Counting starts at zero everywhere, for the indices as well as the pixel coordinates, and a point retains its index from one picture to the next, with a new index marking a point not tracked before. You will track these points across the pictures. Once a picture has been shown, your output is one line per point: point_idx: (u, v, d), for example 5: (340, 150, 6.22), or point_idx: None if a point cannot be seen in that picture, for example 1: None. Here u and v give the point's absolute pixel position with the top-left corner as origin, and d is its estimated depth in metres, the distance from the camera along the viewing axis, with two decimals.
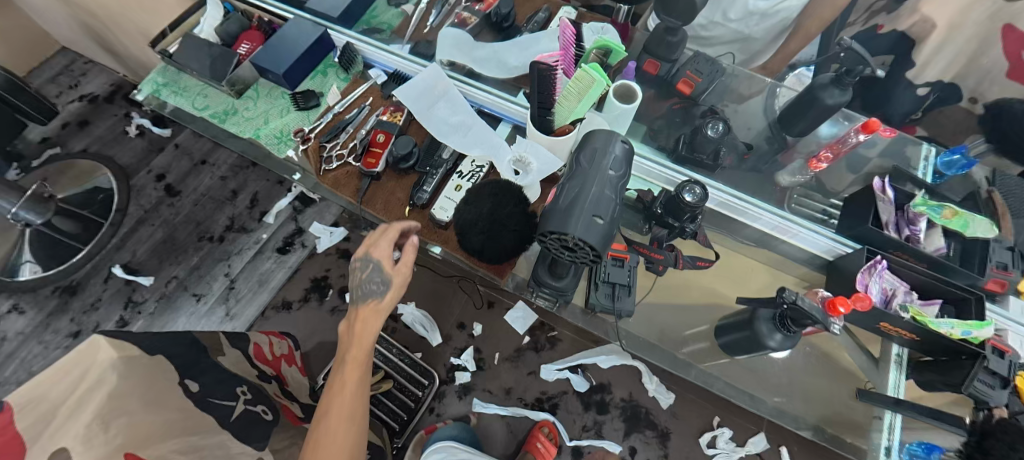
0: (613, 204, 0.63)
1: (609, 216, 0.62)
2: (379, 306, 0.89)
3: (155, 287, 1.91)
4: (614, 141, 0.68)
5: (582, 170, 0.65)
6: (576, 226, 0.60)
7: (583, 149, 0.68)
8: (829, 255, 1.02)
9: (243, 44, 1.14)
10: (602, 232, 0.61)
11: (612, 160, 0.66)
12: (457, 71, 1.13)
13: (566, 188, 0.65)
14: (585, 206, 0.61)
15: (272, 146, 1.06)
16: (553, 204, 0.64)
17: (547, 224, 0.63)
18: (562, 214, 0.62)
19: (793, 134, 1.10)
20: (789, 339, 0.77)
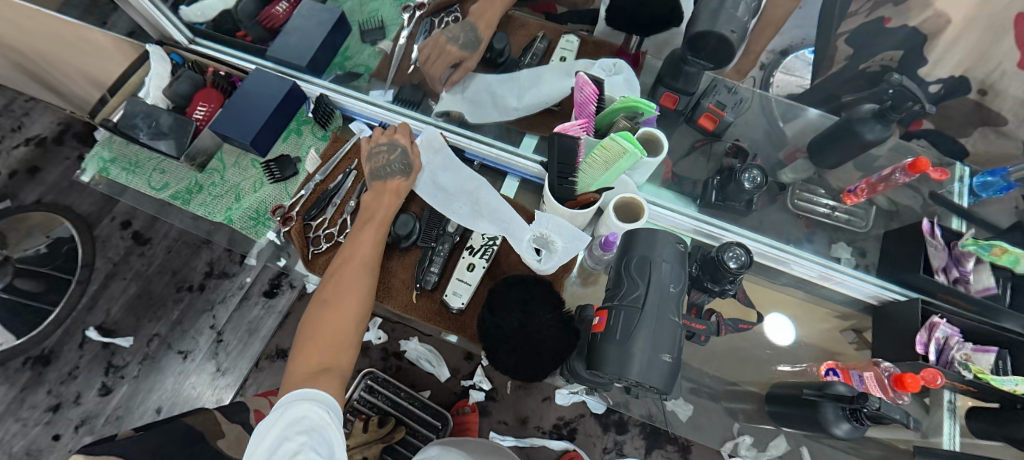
0: (677, 330, 0.56)
1: (674, 349, 0.56)
2: (401, 186, 0.87)
3: (138, 348, 1.48)
4: (666, 244, 0.60)
5: (638, 289, 0.57)
6: (636, 371, 0.54)
7: (632, 258, 0.60)
8: (873, 300, 0.97)
9: (198, 107, 1.02)
10: (670, 371, 0.55)
11: (667, 270, 0.59)
12: (451, 121, 1.00)
13: (620, 315, 0.57)
14: (645, 343, 0.54)
15: (248, 230, 0.96)
16: (609, 336, 0.56)
17: (601, 360, 0.56)
18: (623, 354, 0.54)
19: (825, 164, 1.04)
20: (856, 428, 0.72)
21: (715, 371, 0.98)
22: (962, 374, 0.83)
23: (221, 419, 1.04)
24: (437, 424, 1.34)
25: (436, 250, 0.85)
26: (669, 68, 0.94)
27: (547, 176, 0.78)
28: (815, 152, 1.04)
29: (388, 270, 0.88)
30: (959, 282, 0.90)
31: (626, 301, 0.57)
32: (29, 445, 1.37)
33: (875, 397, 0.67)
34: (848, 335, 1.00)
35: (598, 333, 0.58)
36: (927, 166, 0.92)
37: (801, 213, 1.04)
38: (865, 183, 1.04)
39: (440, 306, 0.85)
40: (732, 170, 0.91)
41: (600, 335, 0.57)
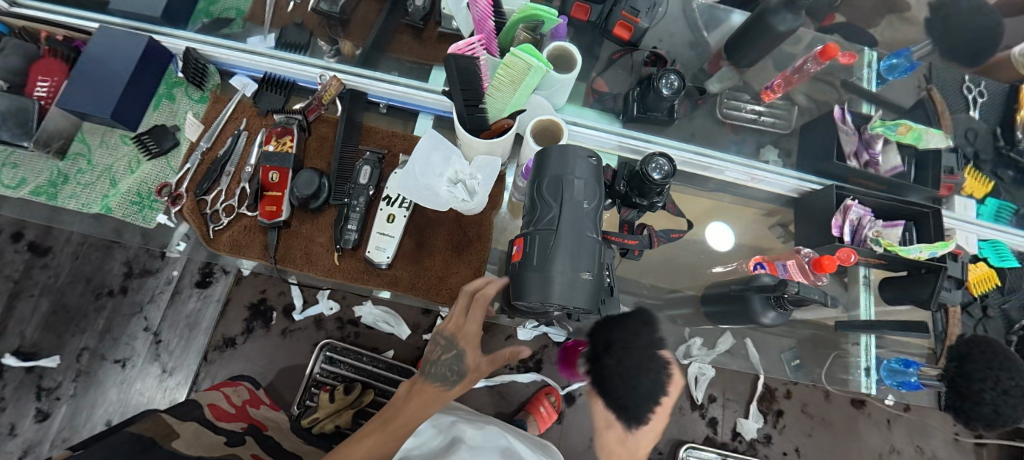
0: (595, 246, 0.55)
1: (594, 265, 0.55)
2: (283, 188, 0.78)
3: (67, 366, 1.35)
4: (577, 159, 0.57)
5: (551, 211, 0.55)
6: (557, 292, 0.52)
7: (545, 180, 0.57)
8: (793, 193, 1.00)
9: (39, 81, 0.85)
10: (591, 287, 0.54)
11: (581, 187, 0.56)
12: (347, 62, 0.89)
13: (536, 241, 0.55)
14: (563, 263, 0.53)
15: (133, 217, 0.82)
16: (528, 263, 0.54)
17: (523, 288, 0.55)
18: (541, 279, 0.53)
19: (744, 62, 1.01)
20: (780, 314, 0.76)
21: (654, 281, 0.99)
22: (875, 249, 0.88)
23: (174, 420, 0.96)
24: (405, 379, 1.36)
25: (350, 206, 0.79)
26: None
27: (454, 107, 0.70)
28: (731, 51, 1.00)
29: (306, 237, 0.81)
30: (870, 165, 0.94)
31: (541, 226, 0.55)
32: None
33: (793, 282, 0.69)
34: (775, 230, 1.03)
35: (519, 263, 0.56)
36: (836, 51, 0.90)
37: (728, 121, 1.03)
38: (781, 78, 1.02)
39: (366, 268, 0.80)
40: (649, 79, 0.88)
41: (520, 265, 0.56)
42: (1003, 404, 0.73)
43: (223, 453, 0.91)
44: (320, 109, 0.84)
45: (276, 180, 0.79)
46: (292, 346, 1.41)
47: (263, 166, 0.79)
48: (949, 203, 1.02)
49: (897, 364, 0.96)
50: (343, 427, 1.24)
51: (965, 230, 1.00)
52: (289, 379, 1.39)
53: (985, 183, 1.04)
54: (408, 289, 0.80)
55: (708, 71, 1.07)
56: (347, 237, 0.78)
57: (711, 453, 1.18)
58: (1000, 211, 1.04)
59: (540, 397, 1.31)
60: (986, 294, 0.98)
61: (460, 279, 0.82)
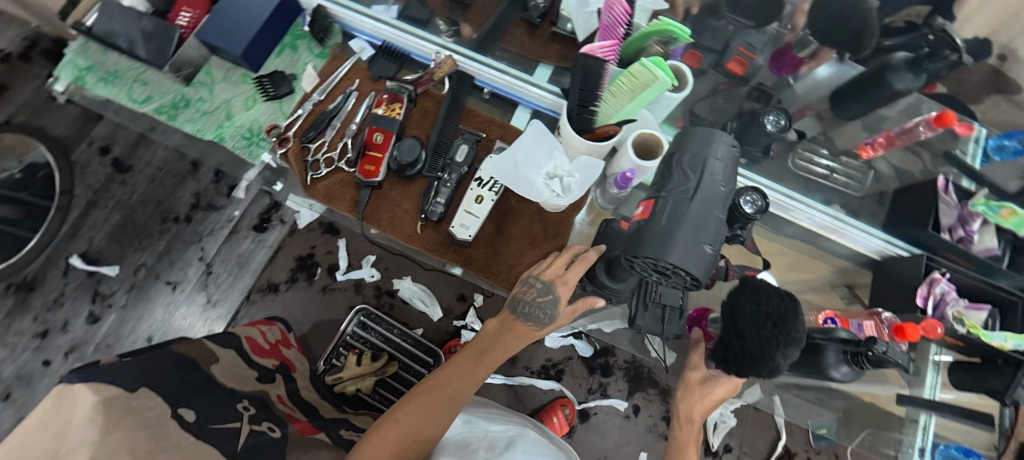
0: (722, 226, 0.54)
1: (716, 242, 0.53)
2: (385, 149, 0.82)
3: (124, 277, 1.44)
4: (720, 142, 0.57)
5: (688, 180, 0.55)
6: (678, 254, 0.52)
7: (685, 153, 0.57)
8: (875, 254, 0.98)
9: (182, 12, 0.92)
10: (708, 263, 0.53)
11: (720, 168, 0.56)
12: (463, 45, 0.92)
13: (668, 204, 0.54)
14: (691, 230, 0.52)
15: (242, 150, 0.89)
16: (654, 221, 0.54)
17: (640, 244, 0.54)
18: (665, 238, 0.52)
19: (847, 115, 0.97)
20: (852, 370, 0.74)
21: None
22: (956, 329, 0.84)
23: (210, 348, 1.00)
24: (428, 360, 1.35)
25: (442, 180, 0.82)
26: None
27: (568, 103, 0.73)
28: (837, 104, 0.96)
29: (393, 200, 0.84)
30: (964, 241, 0.90)
31: (675, 191, 0.54)
32: (20, 370, 1.35)
33: (882, 341, 0.67)
34: (840, 290, 1.03)
35: (642, 221, 0.56)
36: (952, 119, 0.88)
37: (806, 172, 1.00)
38: (882, 135, 0.98)
39: (445, 241, 0.83)
40: (753, 114, 0.87)
41: (644, 223, 0.55)
42: None
43: (253, 389, 0.96)
44: (429, 83, 0.88)
45: (382, 140, 0.82)
46: (329, 305, 1.44)
47: (371, 127, 0.83)
48: None
49: (955, 451, 0.92)
50: (362, 391, 1.27)
51: None
52: (322, 335, 1.42)
53: None
54: (481, 269, 0.83)
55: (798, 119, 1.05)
56: (434, 207, 0.81)
57: None
58: None
59: (555, 408, 1.29)
60: None
61: (530, 269, 0.83)
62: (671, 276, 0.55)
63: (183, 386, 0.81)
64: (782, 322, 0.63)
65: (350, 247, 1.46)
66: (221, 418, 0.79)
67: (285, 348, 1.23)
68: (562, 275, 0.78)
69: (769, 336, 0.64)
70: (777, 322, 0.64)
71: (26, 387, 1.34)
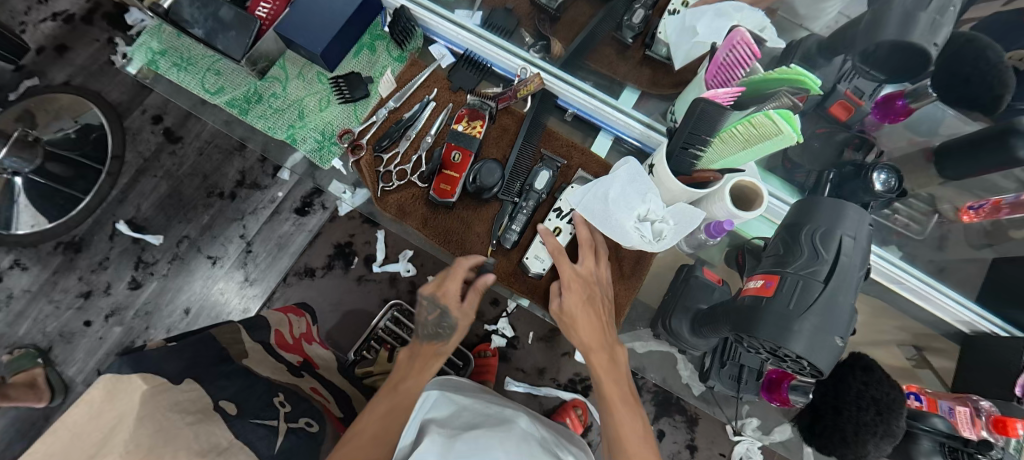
0: (853, 314, 0.49)
1: (845, 333, 0.48)
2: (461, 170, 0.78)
3: (167, 248, 1.42)
4: (855, 217, 0.51)
5: (820, 259, 0.49)
6: (807, 345, 0.46)
7: (816, 228, 0.51)
8: (965, 327, 0.92)
9: (260, 4, 0.86)
10: (835, 356, 0.48)
11: (855, 249, 0.50)
12: (550, 62, 0.87)
13: (796, 283, 0.49)
14: (823, 319, 0.47)
15: (312, 154, 0.87)
16: (777, 302, 0.49)
17: (758, 325, 0.49)
18: (791, 324, 0.47)
19: (946, 175, 0.89)
20: None
21: None
22: None
23: (243, 337, 0.96)
24: (459, 362, 1.21)
25: (519, 206, 0.78)
26: (841, 39, 0.75)
27: (668, 143, 0.68)
28: (942, 161, 0.88)
29: (465, 223, 0.81)
30: None
31: (804, 271, 0.49)
32: (62, 327, 1.35)
33: None
34: (906, 350, 0.97)
35: (761, 298, 0.51)
36: None
37: (891, 222, 0.94)
38: (991, 202, 0.89)
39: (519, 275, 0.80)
40: (858, 167, 0.81)
41: (765, 301, 0.50)
42: None
43: (287, 380, 0.91)
44: (511, 100, 0.83)
45: (461, 159, 0.79)
46: (363, 293, 1.42)
47: (450, 146, 0.79)
48: None
49: None
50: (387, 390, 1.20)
51: None
52: (350, 324, 1.41)
53: None
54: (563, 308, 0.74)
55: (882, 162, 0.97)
56: (509, 236, 0.78)
57: None
58: None
59: (566, 410, 1.24)
60: None
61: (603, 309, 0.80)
62: (786, 361, 0.50)
63: (232, 376, 0.80)
64: (889, 411, 0.58)
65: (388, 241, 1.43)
66: (262, 412, 0.76)
67: (308, 343, 1.16)
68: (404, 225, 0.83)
69: (869, 422, 0.59)
70: (882, 410, 0.59)
71: (67, 345, 1.34)
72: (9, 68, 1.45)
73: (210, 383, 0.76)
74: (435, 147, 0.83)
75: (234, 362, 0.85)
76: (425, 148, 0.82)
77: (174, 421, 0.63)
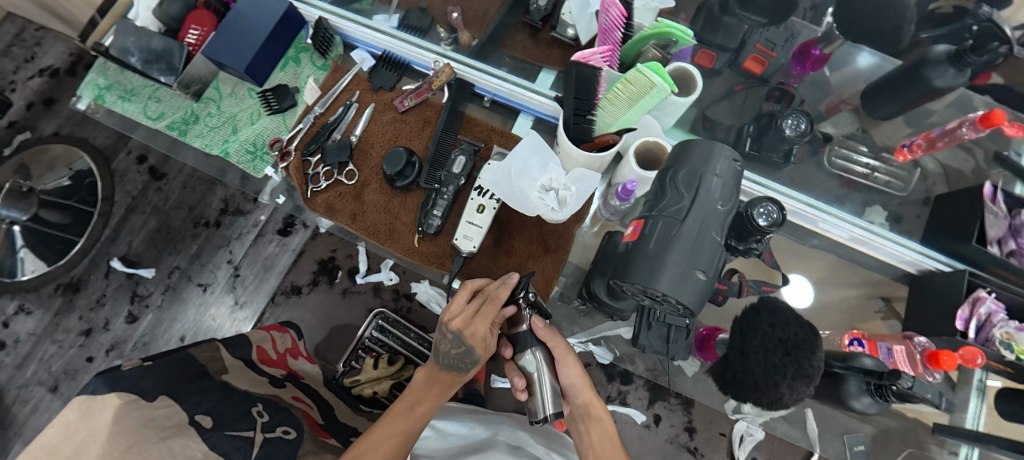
0: (717, 249, 0.50)
1: (711, 268, 0.49)
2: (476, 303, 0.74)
3: (160, 279, 1.47)
4: (721, 156, 0.52)
5: (681, 199, 0.51)
6: (667, 281, 0.48)
7: (680, 170, 0.52)
8: (911, 268, 0.87)
9: (190, 29, 0.92)
10: (702, 290, 0.49)
11: (718, 186, 0.51)
12: (461, 52, 0.90)
13: (658, 225, 0.50)
14: (682, 255, 0.48)
15: (246, 165, 0.91)
16: (643, 246, 0.50)
17: (628, 269, 0.51)
18: (653, 263, 0.49)
19: (878, 115, 0.89)
20: (877, 404, 0.67)
21: None
22: (1004, 354, 0.73)
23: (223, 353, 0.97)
24: None
25: (439, 192, 0.80)
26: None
27: (563, 114, 0.70)
28: (868, 102, 0.88)
29: (391, 212, 0.84)
30: (1014, 255, 0.77)
31: (666, 212, 0.50)
32: (67, 365, 1.40)
33: (910, 375, 0.60)
34: (877, 303, 0.90)
35: (631, 244, 0.52)
36: (1002, 120, 0.76)
37: (845, 173, 0.91)
38: (923, 137, 0.89)
39: (517, 377, 0.72)
40: (771, 117, 0.81)
41: (633, 246, 0.51)
42: None
43: (267, 392, 0.93)
44: (428, 93, 0.87)
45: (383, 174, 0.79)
46: (347, 307, 1.43)
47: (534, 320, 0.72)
48: None
49: None
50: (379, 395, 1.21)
51: None
52: (338, 339, 1.42)
53: None
54: (585, 403, 0.73)
55: (823, 112, 0.94)
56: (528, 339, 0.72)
57: None
58: None
59: None
60: None
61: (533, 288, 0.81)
62: (664, 302, 0.52)
63: (209, 391, 0.80)
64: (794, 351, 0.58)
65: (368, 252, 1.45)
66: (238, 424, 0.77)
67: (294, 358, 1.16)
68: (355, 209, 0.84)
69: (776, 362, 0.59)
70: (789, 350, 0.58)
71: (72, 382, 1.39)
72: (2, 126, 1.54)
73: (186, 399, 0.75)
74: (358, 143, 0.87)
75: (214, 377, 0.86)
76: (354, 141, 0.86)
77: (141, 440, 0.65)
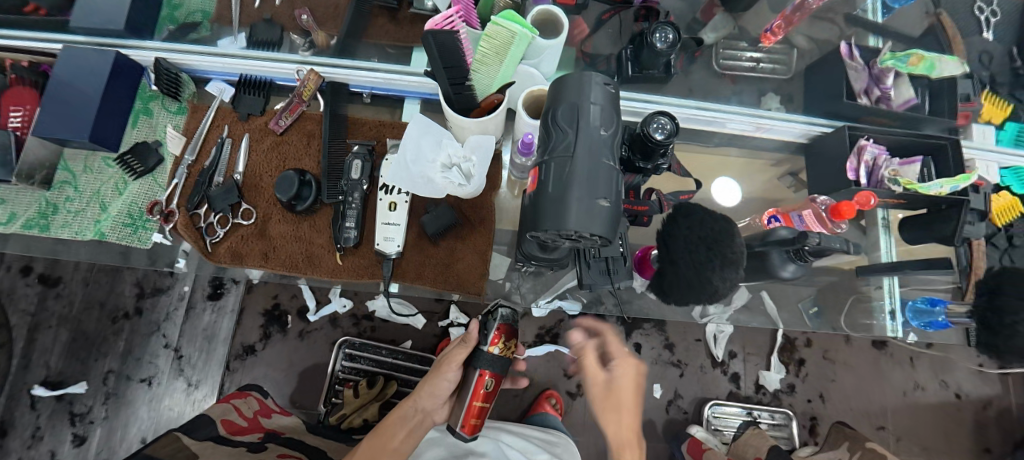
0: (613, 174, 0.50)
1: (613, 194, 0.49)
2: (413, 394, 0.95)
3: (95, 391, 1.31)
4: (594, 85, 0.52)
5: (566, 136, 0.51)
6: (576, 219, 0.48)
7: (559, 108, 0.52)
8: (801, 139, 0.93)
9: (11, 112, 0.80)
10: (609, 216, 0.49)
11: (598, 113, 0.51)
12: (325, 54, 0.85)
13: (552, 169, 0.50)
14: (581, 188, 0.48)
15: (127, 239, 0.79)
16: (543, 192, 0.50)
17: (537, 219, 0.50)
18: (558, 205, 0.48)
19: (738, 10, 0.94)
20: (800, 267, 0.71)
21: None
22: (893, 190, 0.81)
23: (187, 441, 0.89)
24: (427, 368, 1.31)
25: (347, 203, 0.76)
26: None
27: (440, 88, 0.67)
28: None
29: (302, 238, 0.79)
30: (881, 100, 0.87)
31: (556, 152, 0.50)
32: None
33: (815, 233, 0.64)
34: (786, 180, 0.97)
35: (533, 194, 0.52)
36: None
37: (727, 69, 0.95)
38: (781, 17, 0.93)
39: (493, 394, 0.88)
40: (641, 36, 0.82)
41: (535, 195, 0.51)
42: None
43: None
44: (302, 106, 0.82)
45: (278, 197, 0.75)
46: (309, 347, 1.36)
47: (488, 343, 0.83)
48: (967, 132, 0.94)
49: (921, 304, 0.90)
50: (370, 421, 1.20)
51: (986, 159, 0.93)
52: (311, 382, 1.35)
53: (1003, 108, 0.96)
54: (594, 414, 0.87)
55: (700, 22, 0.97)
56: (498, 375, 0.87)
57: (737, 406, 1.35)
58: (1020, 135, 0.97)
59: (540, 402, 1.27)
60: (1010, 223, 0.93)
61: (470, 268, 0.79)
62: (581, 240, 0.52)
63: None
64: (717, 245, 0.61)
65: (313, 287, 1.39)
66: None
67: (266, 418, 1.09)
68: (266, 247, 0.78)
69: (704, 259, 0.62)
70: (711, 245, 0.61)
71: None
72: None
73: None
74: (245, 179, 0.80)
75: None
76: (240, 180, 0.80)
77: None
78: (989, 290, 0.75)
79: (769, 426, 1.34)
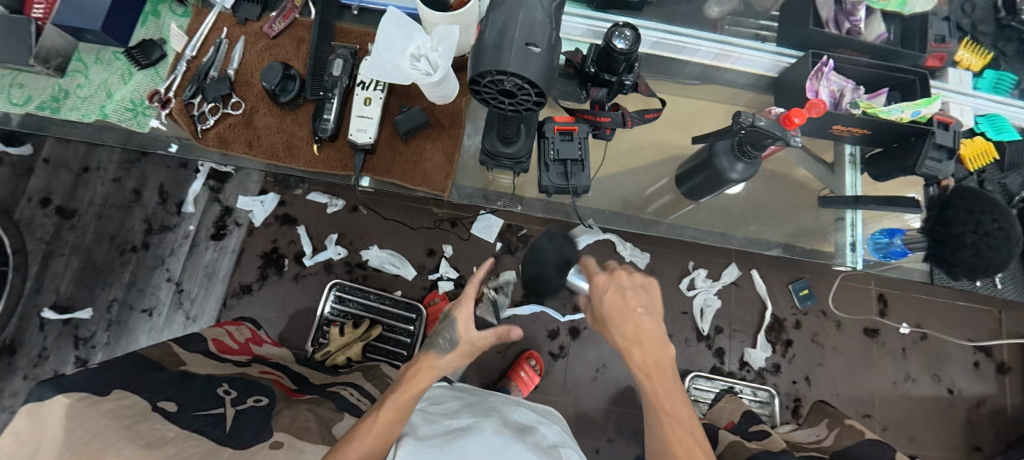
0: (546, 28, 0.55)
1: (544, 43, 0.54)
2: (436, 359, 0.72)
3: (100, 317, 1.32)
4: None
5: None
6: (510, 59, 0.51)
7: None
8: (772, 72, 0.96)
9: (34, 5, 0.89)
10: (540, 60, 0.53)
11: None
12: None
13: (491, 22, 0.54)
14: (515, 34, 0.52)
15: (127, 122, 0.87)
16: (481, 42, 0.54)
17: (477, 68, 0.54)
18: (494, 48, 0.52)
19: None
20: (749, 167, 0.77)
21: (630, 177, 0.96)
22: (852, 112, 0.83)
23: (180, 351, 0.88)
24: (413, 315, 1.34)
25: (327, 97, 0.81)
26: None
27: None
28: None
29: (284, 129, 0.85)
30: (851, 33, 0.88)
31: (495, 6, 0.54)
32: None
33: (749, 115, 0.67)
34: None
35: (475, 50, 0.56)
36: None
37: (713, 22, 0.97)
38: None
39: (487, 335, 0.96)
40: None
41: (476, 48, 0.55)
42: (984, 246, 0.69)
43: (233, 372, 0.90)
44: (294, 13, 0.89)
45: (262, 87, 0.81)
46: (304, 290, 1.36)
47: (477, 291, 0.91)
48: (942, 75, 0.94)
49: (881, 236, 0.93)
50: (352, 360, 1.24)
51: (962, 103, 0.94)
52: (301, 323, 1.35)
53: (984, 55, 0.97)
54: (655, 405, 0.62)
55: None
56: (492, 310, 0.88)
57: (721, 380, 1.35)
58: (999, 83, 0.97)
59: (520, 363, 1.29)
60: (982, 170, 0.94)
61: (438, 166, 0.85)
62: (518, 93, 0.55)
63: (167, 381, 0.74)
64: None
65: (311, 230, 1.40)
66: (205, 403, 0.72)
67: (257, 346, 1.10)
68: (251, 136, 0.85)
69: None
70: None
71: None
72: None
73: (144, 390, 0.69)
74: (236, 75, 0.87)
75: (171, 369, 0.80)
76: (232, 76, 0.86)
77: (113, 424, 0.59)
78: (943, 204, 0.75)
79: (751, 402, 1.33)
